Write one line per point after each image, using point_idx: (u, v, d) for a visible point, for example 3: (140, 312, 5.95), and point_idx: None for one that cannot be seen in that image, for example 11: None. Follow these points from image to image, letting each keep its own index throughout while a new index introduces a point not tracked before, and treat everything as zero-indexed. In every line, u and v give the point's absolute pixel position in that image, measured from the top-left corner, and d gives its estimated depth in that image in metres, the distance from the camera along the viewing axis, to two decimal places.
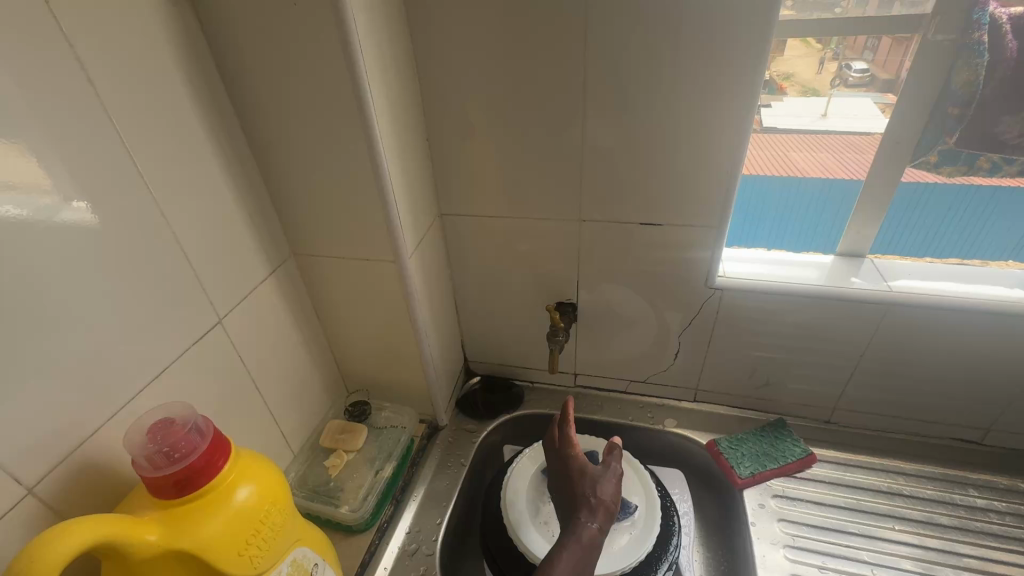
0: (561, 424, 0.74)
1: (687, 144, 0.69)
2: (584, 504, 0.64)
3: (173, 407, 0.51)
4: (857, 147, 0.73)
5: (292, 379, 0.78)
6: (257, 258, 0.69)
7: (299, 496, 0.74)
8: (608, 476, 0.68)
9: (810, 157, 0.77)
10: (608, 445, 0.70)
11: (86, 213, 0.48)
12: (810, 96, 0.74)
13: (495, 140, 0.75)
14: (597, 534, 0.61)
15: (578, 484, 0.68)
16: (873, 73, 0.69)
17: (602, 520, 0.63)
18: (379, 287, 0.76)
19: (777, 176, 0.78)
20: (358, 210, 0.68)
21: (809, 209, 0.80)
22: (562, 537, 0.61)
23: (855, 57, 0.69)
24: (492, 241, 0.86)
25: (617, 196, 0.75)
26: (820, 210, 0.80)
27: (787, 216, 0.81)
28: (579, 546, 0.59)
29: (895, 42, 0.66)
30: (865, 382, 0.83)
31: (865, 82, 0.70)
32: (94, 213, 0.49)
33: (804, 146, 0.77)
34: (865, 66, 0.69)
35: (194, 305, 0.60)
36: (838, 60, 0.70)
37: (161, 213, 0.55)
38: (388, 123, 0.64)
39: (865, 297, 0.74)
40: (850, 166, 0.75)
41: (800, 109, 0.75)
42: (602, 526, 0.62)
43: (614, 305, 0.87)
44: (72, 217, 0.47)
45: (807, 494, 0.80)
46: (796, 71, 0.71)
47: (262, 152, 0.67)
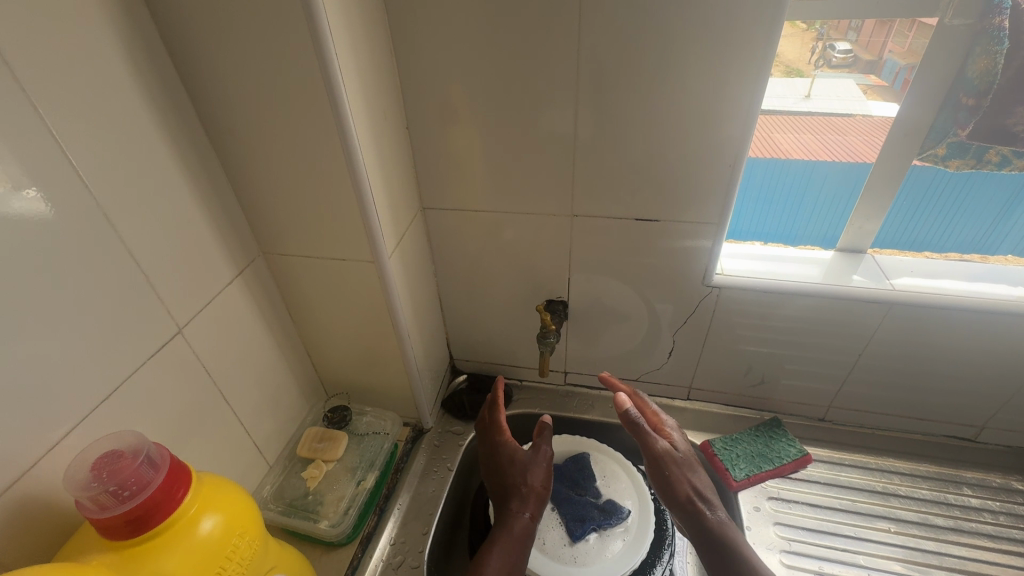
0: (492, 409, 0.78)
1: (687, 134, 0.64)
2: (517, 495, 0.71)
3: (124, 438, 0.45)
4: (838, 128, 0.69)
5: (265, 386, 0.73)
6: (222, 259, 0.63)
7: (275, 511, 0.70)
8: (538, 462, 0.74)
9: (796, 139, 0.70)
10: (537, 429, 0.76)
11: (39, 202, 0.43)
12: (792, 76, 0.67)
13: (480, 129, 0.69)
14: (528, 522, 0.69)
15: (509, 472, 0.73)
16: (856, 54, 0.65)
17: (533, 505, 0.71)
18: (357, 289, 0.71)
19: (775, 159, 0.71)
20: (331, 206, 0.62)
21: (803, 193, 0.74)
22: (498, 529, 0.68)
23: (839, 38, 0.64)
24: (478, 237, 0.81)
25: (611, 190, 0.71)
26: (814, 194, 0.74)
27: (779, 202, 0.76)
28: (512, 539, 0.66)
29: (881, 22, 0.62)
30: (862, 381, 0.81)
31: (848, 63, 0.66)
32: (48, 202, 0.44)
33: (787, 126, 0.70)
34: (849, 47, 0.64)
35: (150, 315, 0.54)
36: (823, 40, 0.64)
37: (107, 215, 0.49)
38: (362, 111, 0.58)
39: (868, 296, 0.71)
40: (833, 148, 0.70)
41: (782, 90, 0.68)
42: (534, 512, 0.70)
43: (607, 303, 0.83)
44: (23, 207, 0.42)
45: (803, 496, 0.78)
46: (784, 51, 0.64)
47: (224, 142, 0.60)
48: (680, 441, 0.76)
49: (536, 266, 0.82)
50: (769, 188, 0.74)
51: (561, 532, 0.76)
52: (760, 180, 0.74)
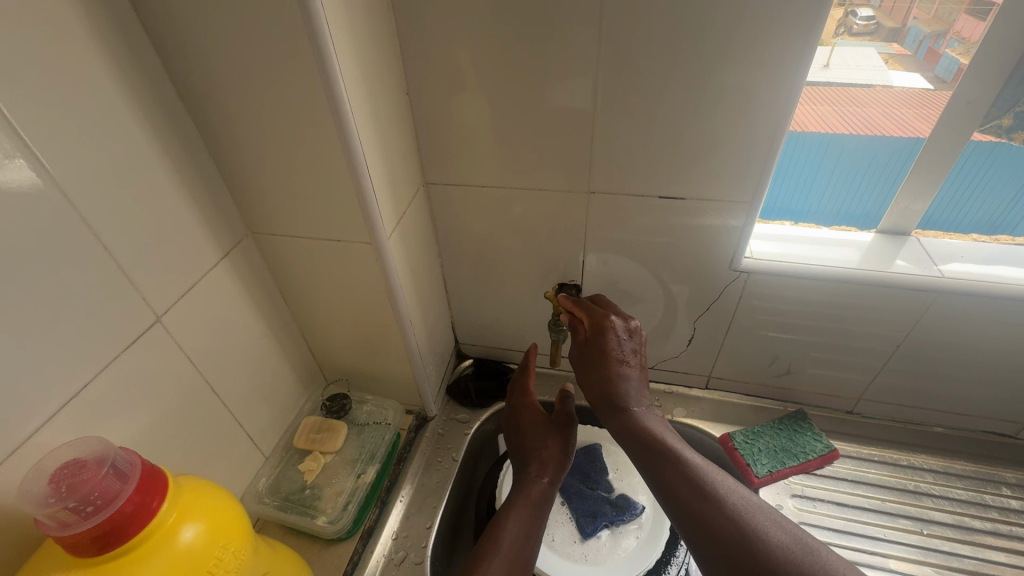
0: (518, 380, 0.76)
1: (722, 100, 0.57)
2: (534, 458, 0.67)
3: (77, 447, 0.41)
4: (858, 101, 0.63)
5: (257, 375, 0.68)
6: (204, 240, 0.57)
7: (270, 506, 0.66)
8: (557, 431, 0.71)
9: (813, 111, 0.63)
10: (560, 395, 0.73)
11: (26, 171, 0.40)
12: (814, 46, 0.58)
13: (489, 95, 0.62)
14: (546, 488, 0.65)
15: (527, 437, 0.70)
16: (879, 20, 0.59)
17: (553, 471, 0.67)
18: (355, 271, 0.65)
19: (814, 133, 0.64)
20: (324, 183, 0.56)
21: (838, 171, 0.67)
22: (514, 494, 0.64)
23: (861, 3, 0.57)
24: (485, 215, 0.74)
25: (634, 163, 0.64)
26: (851, 172, 0.67)
27: (814, 180, 0.68)
28: (526, 503, 0.62)
29: None
30: (898, 373, 0.75)
31: (870, 30, 0.60)
32: (37, 172, 0.41)
33: (806, 98, 0.63)
34: (871, 13, 0.58)
35: (122, 304, 0.49)
36: (845, 6, 0.57)
37: (65, 191, 0.43)
38: (355, 74, 0.51)
39: (912, 284, 0.65)
40: (853, 123, 0.63)
41: None
42: (552, 478, 0.66)
43: (624, 287, 0.78)
44: (10, 175, 0.39)
45: (829, 495, 0.74)
46: None
47: (200, 108, 0.54)
48: (622, 347, 0.62)
49: (547, 246, 0.75)
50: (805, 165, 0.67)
51: (571, 529, 0.72)
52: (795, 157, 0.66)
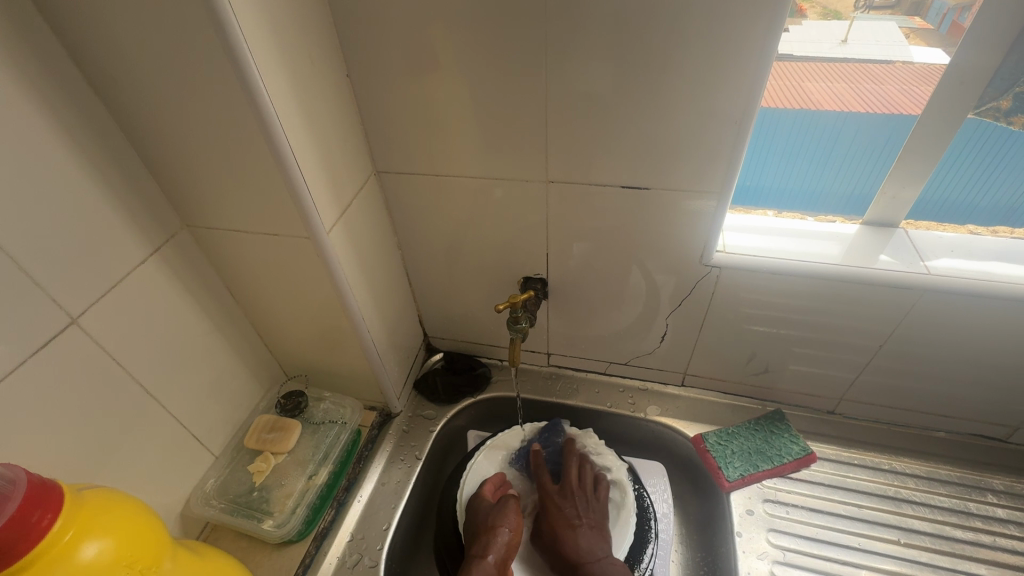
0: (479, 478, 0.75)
1: (685, 82, 0.51)
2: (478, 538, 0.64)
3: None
4: (876, 76, 0.58)
5: (202, 374, 0.66)
6: (128, 235, 0.54)
7: (217, 509, 0.65)
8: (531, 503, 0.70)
9: (828, 89, 0.59)
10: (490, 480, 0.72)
11: None
12: (830, 20, 0.57)
13: (434, 76, 0.57)
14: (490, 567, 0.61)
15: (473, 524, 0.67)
16: None
17: (498, 549, 0.63)
18: (299, 267, 0.62)
19: (829, 111, 0.58)
20: (253, 173, 0.52)
21: (834, 160, 0.62)
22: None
23: None
24: (443, 205, 0.70)
25: (594, 150, 0.59)
26: (845, 163, 0.62)
27: (810, 166, 0.63)
28: None
29: None
30: (880, 374, 0.71)
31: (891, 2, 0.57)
32: None
33: (820, 75, 0.59)
34: None
35: (27, 307, 0.46)
36: None
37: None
38: (277, 54, 0.47)
39: (896, 281, 0.60)
40: (872, 100, 0.58)
41: (817, 35, 0.58)
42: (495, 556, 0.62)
43: (591, 281, 0.73)
44: None
45: (804, 500, 0.70)
46: None
47: (113, 94, 0.49)
48: (569, 514, 0.68)
49: (510, 238, 0.71)
50: (807, 147, 0.61)
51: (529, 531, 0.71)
52: (801, 136, 0.60)
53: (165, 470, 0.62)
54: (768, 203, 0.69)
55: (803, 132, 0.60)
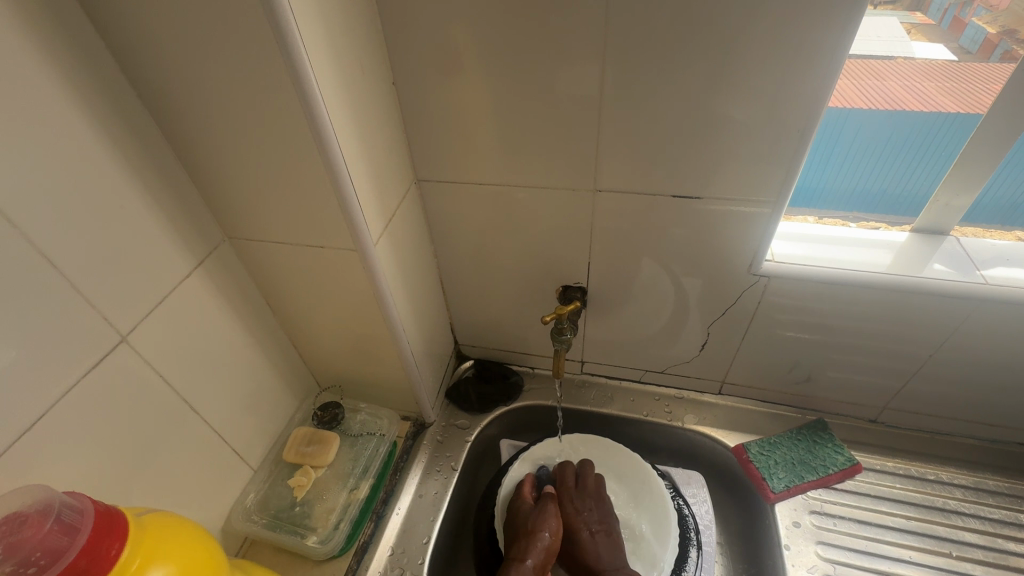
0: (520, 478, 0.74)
1: (740, 90, 0.51)
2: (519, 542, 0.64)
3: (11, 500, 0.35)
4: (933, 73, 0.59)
5: (241, 386, 0.65)
6: (173, 249, 0.53)
7: (259, 524, 0.64)
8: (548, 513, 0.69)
9: (903, 87, 0.58)
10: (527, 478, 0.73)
11: None
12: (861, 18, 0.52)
13: (480, 85, 0.56)
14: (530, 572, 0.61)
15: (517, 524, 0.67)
16: None
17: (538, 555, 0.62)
18: (342, 279, 0.61)
19: (919, 112, 0.56)
20: (303, 185, 0.52)
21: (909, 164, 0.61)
22: None
23: None
24: (483, 215, 0.69)
25: (642, 159, 0.58)
26: (919, 169, 0.61)
27: (883, 170, 0.62)
28: None
29: None
30: (928, 383, 0.70)
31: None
32: None
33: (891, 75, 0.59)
34: None
35: (79, 326, 0.46)
36: None
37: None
38: (329, 64, 0.46)
39: (952, 291, 0.59)
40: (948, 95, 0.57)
41: None
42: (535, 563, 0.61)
43: (632, 290, 0.72)
44: None
45: (850, 512, 0.69)
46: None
47: (162, 106, 0.49)
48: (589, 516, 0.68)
49: (550, 247, 0.70)
50: (888, 149, 0.60)
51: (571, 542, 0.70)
52: (885, 138, 0.59)
53: (206, 485, 0.61)
54: (810, 205, 0.68)
55: (889, 133, 0.58)
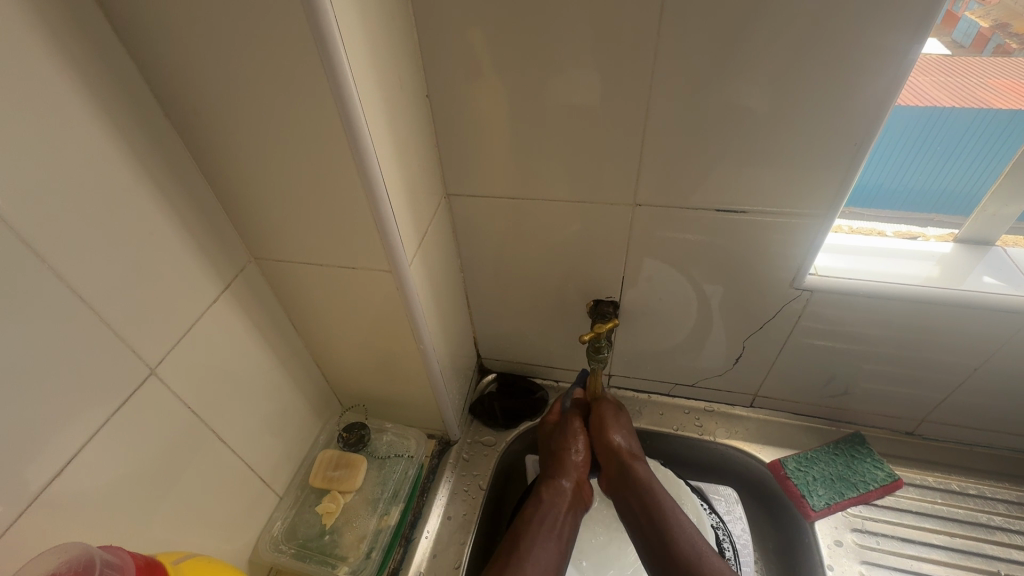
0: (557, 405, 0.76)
1: (787, 102, 0.49)
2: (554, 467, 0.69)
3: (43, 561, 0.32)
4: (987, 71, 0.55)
5: (267, 410, 0.63)
6: (199, 272, 0.51)
7: (287, 555, 0.63)
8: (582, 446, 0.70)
9: (955, 83, 0.55)
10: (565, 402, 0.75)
11: None
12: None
13: (516, 98, 0.55)
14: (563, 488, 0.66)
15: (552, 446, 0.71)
16: None
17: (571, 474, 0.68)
18: (372, 300, 0.59)
19: (970, 110, 0.54)
20: (338, 205, 0.50)
21: (944, 165, 0.59)
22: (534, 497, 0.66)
23: None
24: (512, 229, 0.67)
25: (682, 172, 0.57)
26: (949, 171, 0.59)
27: (918, 168, 0.60)
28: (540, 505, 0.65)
29: None
30: (971, 396, 0.68)
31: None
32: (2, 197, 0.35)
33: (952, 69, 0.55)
34: None
35: (110, 360, 0.44)
36: None
37: (22, 237, 0.36)
38: (368, 78, 0.45)
39: (1006, 306, 0.57)
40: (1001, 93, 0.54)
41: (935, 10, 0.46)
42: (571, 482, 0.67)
43: (665, 304, 0.71)
44: None
45: (893, 529, 0.68)
46: None
47: (191, 126, 0.47)
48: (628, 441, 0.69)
49: (582, 262, 0.68)
50: (929, 146, 0.58)
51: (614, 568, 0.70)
52: (929, 134, 0.57)
53: (233, 513, 0.59)
54: (848, 205, 0.66)
55: (936, 131, 0.56)
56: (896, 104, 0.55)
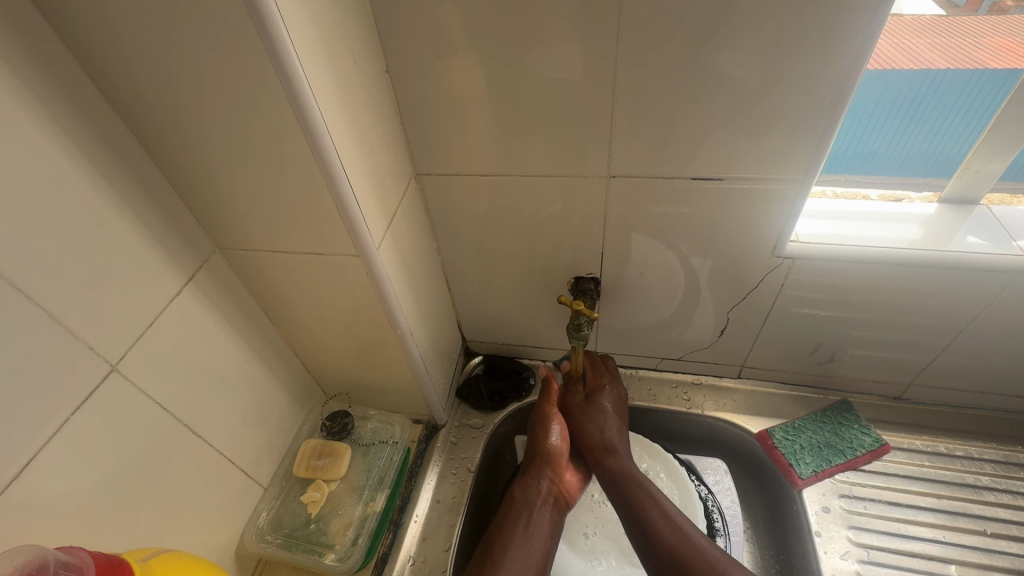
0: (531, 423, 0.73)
1: (763, 59, 0.47)
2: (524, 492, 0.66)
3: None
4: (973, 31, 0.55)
5: (244, 402, 0.62)
6: (160, 265, 0.50)
7: (274, 545, 0.63)
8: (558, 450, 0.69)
9: (937, 45, 0.54)
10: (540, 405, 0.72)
11: None
12: None
13: (481, 70, 0.52)
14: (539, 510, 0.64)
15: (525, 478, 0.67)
16: None
17: (542, 503, 0.65)
18: (343, 285, 0.58)
19: (961, 71, 0.52)
20: (298, 188, 0.48)
21: (936, 127, 0.57)
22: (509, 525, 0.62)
23: None
24: (486, 207, 0.66)
25: (657, 141, 0.55)
26: (941, 134, 0.58)
27: (914, 130, 0.58)
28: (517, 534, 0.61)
29: None
30: (958, 358, 0.67)
31: None
32: None
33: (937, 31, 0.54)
34: None
35: (65, 357, 0.42)
36: None
37: None
38: (318, 51, 0.43)
39: (993, 266, 0.56)
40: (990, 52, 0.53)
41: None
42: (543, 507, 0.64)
43: (647, 278, 0.69)
44: None
45: (881, 494, 0.69)
46: None
47: (134, 110, 0.44)
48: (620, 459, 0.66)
49: (560, 238, 0.67)
50: (921, 110, 0.56)
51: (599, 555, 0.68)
52: (921, 100, 0.55)
53: (215, 507, 0.59)
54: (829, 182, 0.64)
55: (928, 94, 0.54)
56: (884, 69, 0.54)
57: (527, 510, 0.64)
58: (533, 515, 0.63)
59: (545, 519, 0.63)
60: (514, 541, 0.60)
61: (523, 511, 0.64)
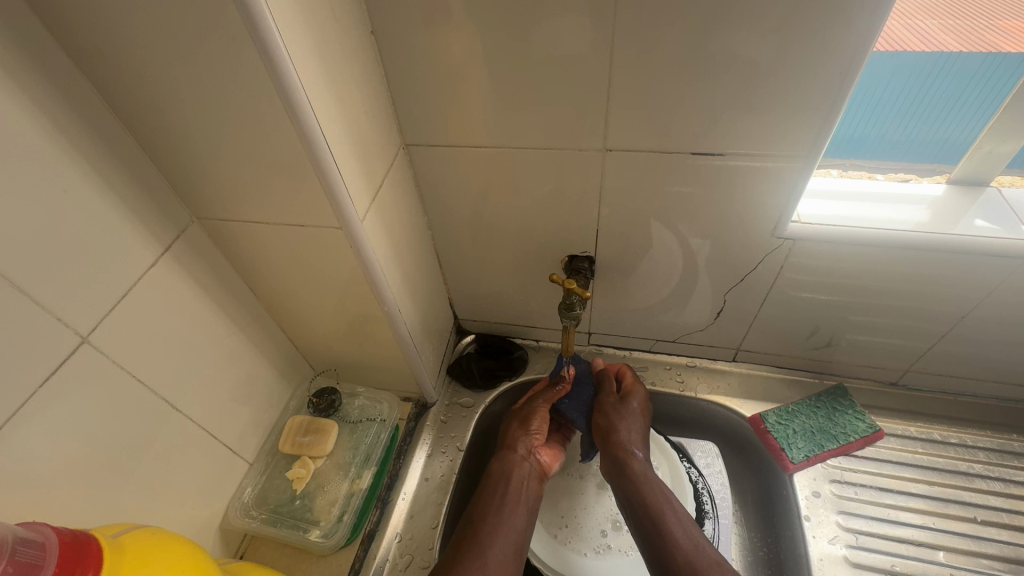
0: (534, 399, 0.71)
1: (771, 30, 0.44)
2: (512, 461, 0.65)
3: None
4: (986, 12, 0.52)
5: (227, 377, 0.61)
6: (132, 234, 0.47)
7: (258, 520, 0.63)
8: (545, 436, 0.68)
9: (945, 25, 0.51)
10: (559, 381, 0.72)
11: None
12: None
13: (473, 34, 0.49)
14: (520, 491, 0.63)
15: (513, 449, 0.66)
16: None
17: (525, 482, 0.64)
18: (327, 259, 0.56)
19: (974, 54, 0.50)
20: (276, 156, 0.46)
21: (942, 110, 0.55)
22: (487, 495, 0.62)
23: None
24: (476, 182, 0.64)
25: (656, 115, 0.52)
26: (942, 119, 0.56)
27: (918, 113, 0.55)
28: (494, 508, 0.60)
29: None
30: (959, 345, 0.66)
31: None
32: None
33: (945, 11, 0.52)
34: None
35: (32, 328, 0.41)
36: None
37: None
38: (295, 10, 0.40)
39: (1001, 251, 0.54)
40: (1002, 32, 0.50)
41: None
42: (522, 486, 0.64)
43: (644, 258, 0.67)
44: None
45: (872, 480, 0.68)
46: None
47: (98, 69, 0.41)
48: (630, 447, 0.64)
49: (554, 215, 0.65)
50: (926, 91, 0.53)
51: (589, 544, 0.68)
52: (933, 81, 0.52)
53: (198, 483, 0.58)
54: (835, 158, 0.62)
55: (938, 75, 0.52)
56: (896, 50, 0.51)
57: (504, 481, 0.63)
58: (511, 490, 0.62)
59: (521, 498, 0.62)
60: (491, 510, 0.60)
61: (499, 482, 0.63)
